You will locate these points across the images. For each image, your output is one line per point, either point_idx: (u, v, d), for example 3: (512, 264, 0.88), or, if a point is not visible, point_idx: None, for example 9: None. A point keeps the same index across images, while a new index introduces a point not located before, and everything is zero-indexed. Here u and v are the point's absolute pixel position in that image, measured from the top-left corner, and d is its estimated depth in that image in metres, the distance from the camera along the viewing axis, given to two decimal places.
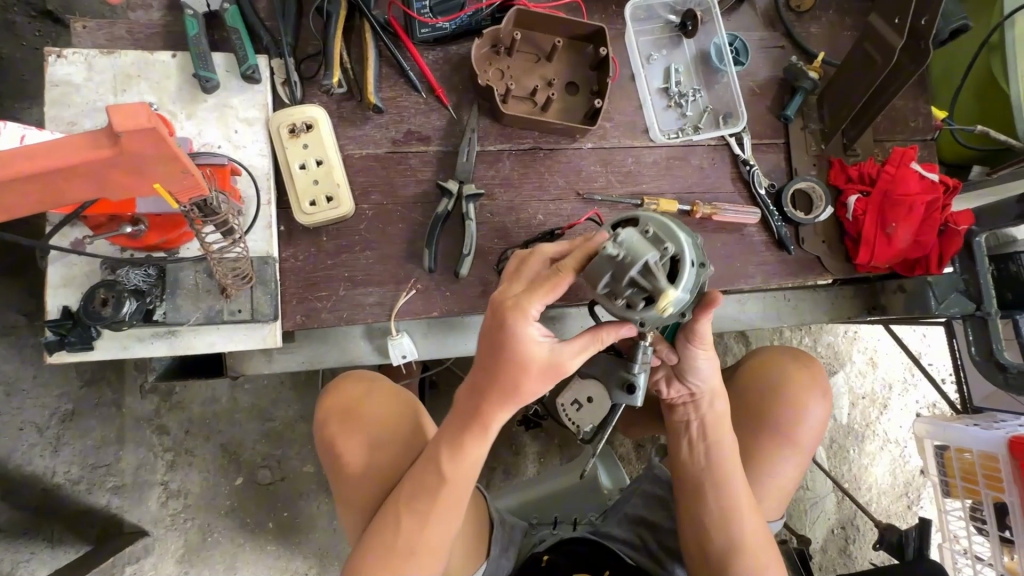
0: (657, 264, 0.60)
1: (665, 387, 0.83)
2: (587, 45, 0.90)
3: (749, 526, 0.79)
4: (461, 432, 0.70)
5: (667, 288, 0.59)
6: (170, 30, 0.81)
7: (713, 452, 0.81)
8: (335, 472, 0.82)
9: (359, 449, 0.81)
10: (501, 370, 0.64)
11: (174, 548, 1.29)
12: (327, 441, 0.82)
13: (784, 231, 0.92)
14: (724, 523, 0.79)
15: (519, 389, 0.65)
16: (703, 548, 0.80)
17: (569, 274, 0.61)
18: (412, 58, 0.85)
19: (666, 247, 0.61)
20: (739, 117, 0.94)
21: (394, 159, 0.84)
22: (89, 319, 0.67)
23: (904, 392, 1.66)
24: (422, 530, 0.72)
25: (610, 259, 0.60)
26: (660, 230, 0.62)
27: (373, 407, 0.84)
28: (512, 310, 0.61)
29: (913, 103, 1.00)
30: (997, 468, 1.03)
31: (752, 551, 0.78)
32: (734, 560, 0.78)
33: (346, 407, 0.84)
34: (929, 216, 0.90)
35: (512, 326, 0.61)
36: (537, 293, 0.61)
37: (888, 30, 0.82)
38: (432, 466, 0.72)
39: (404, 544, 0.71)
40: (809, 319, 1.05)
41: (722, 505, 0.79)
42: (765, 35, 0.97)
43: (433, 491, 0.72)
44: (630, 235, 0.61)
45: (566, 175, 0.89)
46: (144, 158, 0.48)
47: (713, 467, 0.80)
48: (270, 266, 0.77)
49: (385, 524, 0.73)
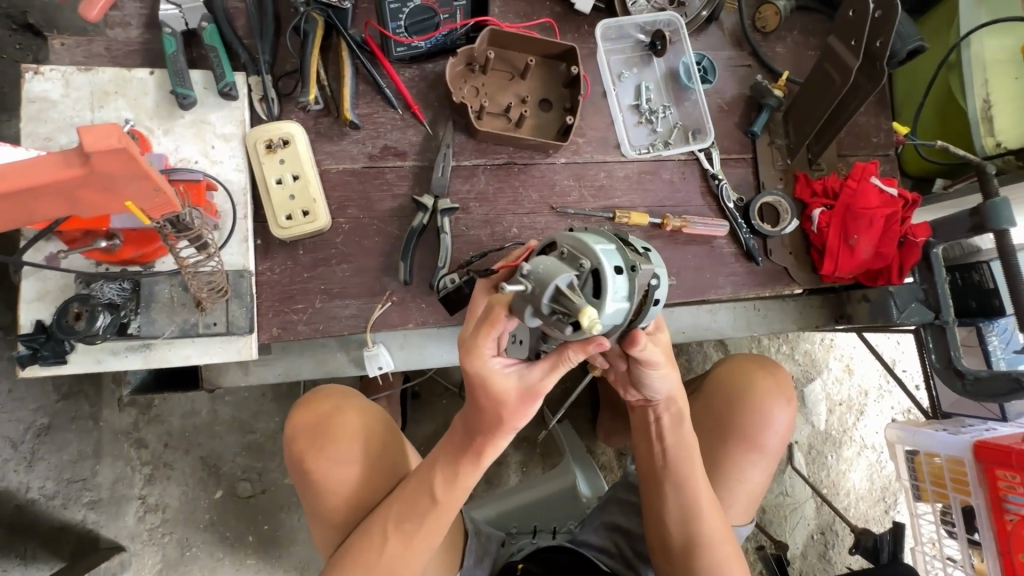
0: (573, 282, 0.57)
1: (624, 392, 0.84)
2: (560, 63, 0.93)
3: (707, 524, 0.81)
4: (447, 454, 0.73)
5: (583, 304, 0.54)
6: (148, 48, 0.82)
7: (675, 453, 0.82)
8: (307, 489, 0.81)
9: (331, 467, 0.80)
10: (479, 404, 0.66)
11: (151, 563, 1.28)
12: (297, 456, 0.82)
13: (752, 243, 0.95)
14: (685, 521, 0.81)
15: (503, 418, 0.66)
16: (666, 543, 0.84)
17: (497, 309, 0.61)
18: (388, 76, 0.87)
19: (581, 263, 0.59)
20: (707, 133, 0.97)
21: (371, 174, 0.86)
22: (61, 333, 0.67)
23: (879, 398, 1.70)
24: (406, 550, 0.74)
25: (523, 294, 0.58)
26: (573, 248, 0.60)
27: (345, 422, 0.83)
28: (465, 357, 0.63)
29: (875, 119, 1.04)
30: (963, 472, 1.06)
31: (708, 546, 0.81)
32: (695, 554, 0.81)
33: (317, 422, 0.83)
34: (890, 228, 0.94)
35: (471, 369, 0.63)
36: (479, 335, 0.62)
37: (846, 51, 0.86)
38: (418, 487, 0.74)
39: (387, 564, 0.73)
40: (779, 328, 1.08)
41: (682, 503, 0.81)
42: (731, 54, 1.01)
43: (417, 512, 0.73)
44: (537, 262, 0.59)
45: (540, 189, 0.91)
46: (113, 177, 0.48)
47: (672, 466, 0.82)
48: (246, 279, 0.79)
49: (366, 545, 0.74)
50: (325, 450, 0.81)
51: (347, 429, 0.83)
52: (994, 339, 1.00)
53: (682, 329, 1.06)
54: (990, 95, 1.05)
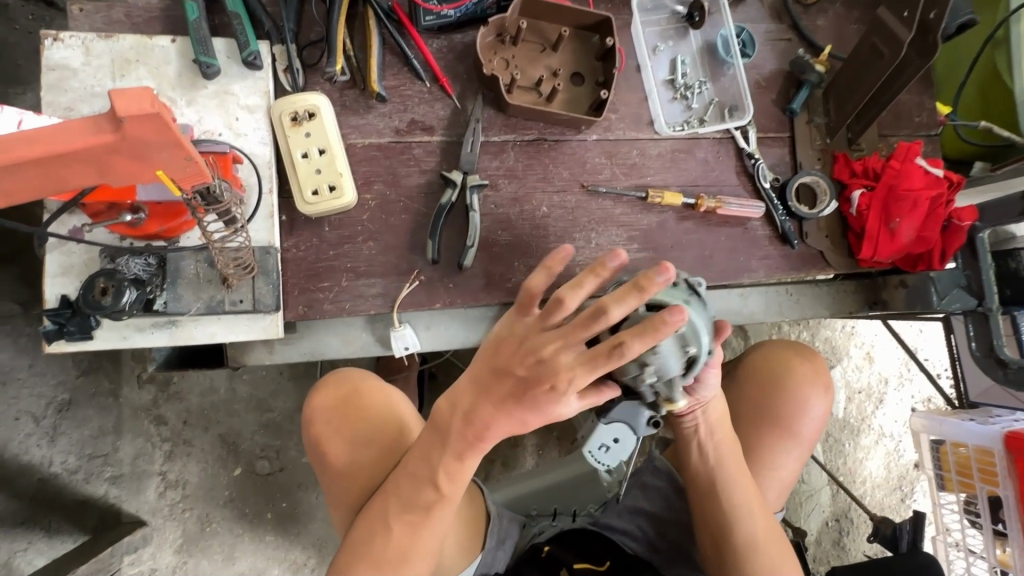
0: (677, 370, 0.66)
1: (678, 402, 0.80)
2: (593, 35, 0.90)
3: (752, 522, 0.82)
4: (436, 448, 0.69)
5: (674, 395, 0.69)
6: (170, 15, 0.80)
7: (722, 448, 0.82)
8: (324, 472, 0.82)
9: (346, 450, 0.81)
10: (521, 405, 0.61)
11: (172, 538, 1.30)
12: (312, 437, 0.82)
13: (788, 225, 0.92)
14: (733, 526, 0.81)
15: (527, 422, 0.63)
16: (722, 549, 0.83)
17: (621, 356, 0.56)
18: (416, 47, 0.84)
19: (689, 349, 0.65)
20: (745, 110, 0.93)
21: (397, 149, 0.83)
22: (87, 308, 0.66)
23: (900, 386, 1.67)
24: (413, 539, 0.73)
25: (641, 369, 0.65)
26: (689, 332, 0.65)
27: (361, 407, 0.83)
28: (565, 384, 0.58)
29: (918, 98, 1.00)
30: (992, 462, 1.04)
31: (762, 542, 0.81)
32: (753, 555, 0.81)
33: (333, 406, 0.83)
34: (934, 212, 0.90)
35: (560, 395, 0.58)
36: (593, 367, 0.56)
37: (897, 23, 0.81)
38: (414, 478, 0.72)
39: (394, 552, 0.73)
40: (810, 314, 1.02)
41: (734, 503, 0.82)
42: (771, 27, 0.96)
43: (418, 503, 0.72)
44: (662, 357, 0.64)
45: (570, 166, 0.88)
46: (145, 143, 0.46)
47: (719, 464, 0.82)
48: (271, 255, 0.77)
49: (371, 534, 0.74)
50: (343, 433, 0.82)
51: (360, 415, 0.83)
52: None
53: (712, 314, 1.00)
54: None
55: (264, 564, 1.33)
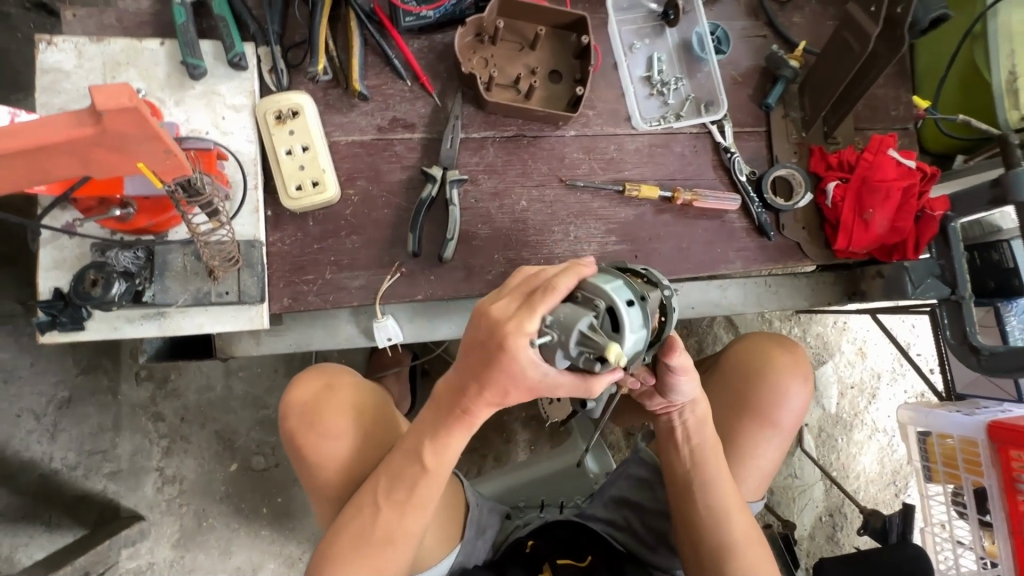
0: (593, 323, 0.58)
1: (650, 401, 0.83)
2: (570, 34, 0.92)
3: (728, 516, 0.83)
4: (431, 425, 0.73)
5: (608, 343, 0.55)
6: (159, 19, 0.83)
7: (699, 448, 0.84)
8: (301, 464, 0.84)
9: (325, 444, 0.82)
10: (490, 380, 0.63)
11: (169, 533, 1.32)
12: (289, 433, 0.83)
13: (764, 217, 0.94)
14: (712, 522, 0.83)
15: (505, 393, 0.65)
16: (699, 543, 0.84)
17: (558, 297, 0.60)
18: (397, 47, 0.87)
19: (597, 304, 0.60)
20: (720, 105, 0.95)
21: (379, 146, 0.86)
22: (77, 299, 0.69)
23: (892, 381, 1.68)
24: (399, 521, 0.75)
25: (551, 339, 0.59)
26: (588, 290, 0.61)
27: (337, 400, 0.85)
28: (514, 330, 0.59)
29: (893, 92, 1.02)
30: (976, 453, 1.05)
31: (738, 536, 0.83)
32: (728, 550, 0.82)
33: (309, 402, 0.84)
34: (906, 202, 0.92)
35: (512, 344, 0.59)
36: (534, 308, 0.59)
37: (865, 18, 0.83)
38: (406, 455, 0.75)
39: (380, 535, 0.75)
40: (790, 305, 1.04)
41: (710, 505, 0.83)
42: (746, 24, 0.99)
43: (405, 481, 0.75)
44: (563, 316, 0.59)
45: (549, 161, 0.91)
46: (124, 136, 0.49)
47: (695, 467, 0.84)
48: (257, 248, 0.79)
49: (358, 518, 0.76)
50: (317, 427, 0.82)
51: (336, 409, 0.84)
52: (1012, 318, 0.96)
53: (692, 306, 1.01)
54: (1016, 66, 1.04)
55: (260, 558, 1.35)
